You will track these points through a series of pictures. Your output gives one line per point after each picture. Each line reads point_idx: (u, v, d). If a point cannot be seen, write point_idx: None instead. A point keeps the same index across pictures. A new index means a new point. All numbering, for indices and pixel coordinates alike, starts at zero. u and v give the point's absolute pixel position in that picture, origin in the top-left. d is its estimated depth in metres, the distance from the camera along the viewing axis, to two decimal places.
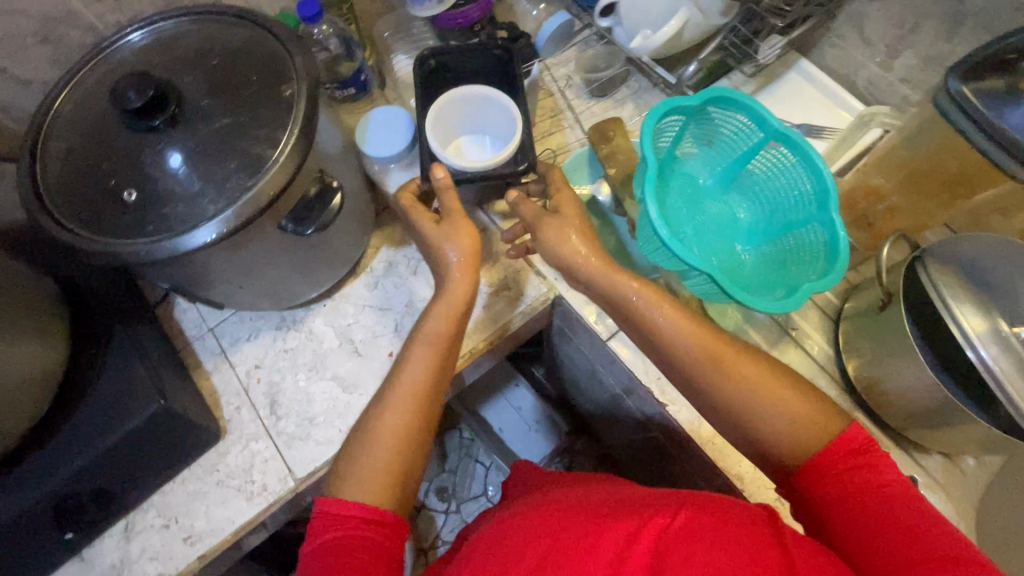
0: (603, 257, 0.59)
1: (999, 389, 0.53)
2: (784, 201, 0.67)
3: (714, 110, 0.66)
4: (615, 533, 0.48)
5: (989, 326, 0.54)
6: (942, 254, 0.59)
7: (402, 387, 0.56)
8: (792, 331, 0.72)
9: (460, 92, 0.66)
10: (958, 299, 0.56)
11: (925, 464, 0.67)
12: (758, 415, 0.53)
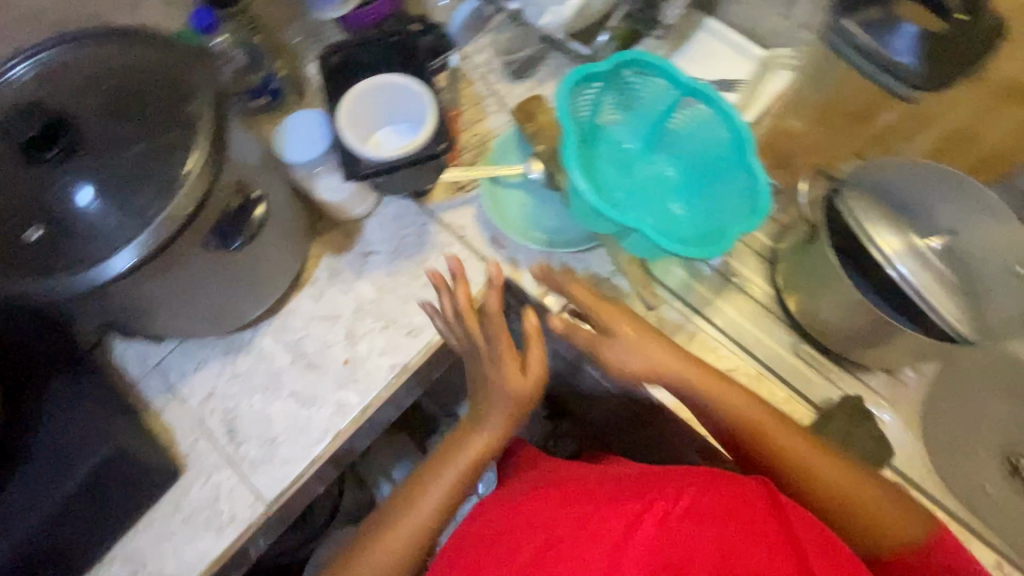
0: (669, 359, 0.63)
1: (919, 298, 0.60)
2: (706, 154, 0.69)
3: (627, 75, 0.68)
4: (618, 519, 0.48)
5: (903, 244, 0.61)
6: (855, 183, 0.65)
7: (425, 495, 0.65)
8: (734, 278, 0.75)
9: (367, 84, 0.65)
10: (873, 222, 0.61)
11: (872, 383, 0.71)
12: (823, 489, 0.58)
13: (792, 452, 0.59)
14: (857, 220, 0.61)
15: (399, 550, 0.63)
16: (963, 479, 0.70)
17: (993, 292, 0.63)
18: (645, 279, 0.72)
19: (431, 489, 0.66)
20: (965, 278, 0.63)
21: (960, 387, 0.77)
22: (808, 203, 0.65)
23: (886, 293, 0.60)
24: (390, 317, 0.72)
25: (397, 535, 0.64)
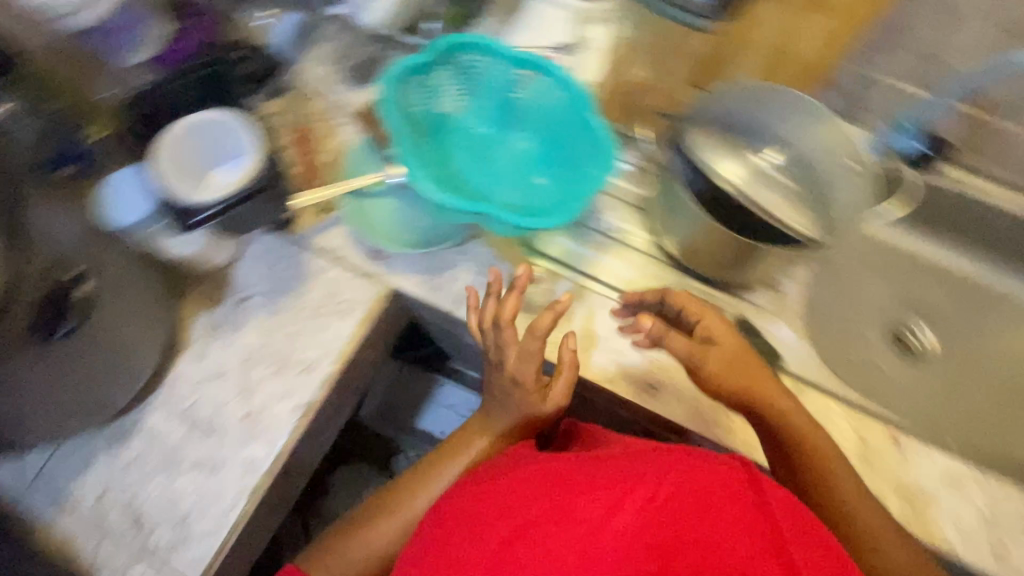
0: (739, 363, 0.63)
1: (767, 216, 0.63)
2: (552, 118, 0.70)
3: (454, 59, 0.67)
4: (595, 501, 0.47)
5: (740, 173, 0.65)
6: (693, 121, 0.69)
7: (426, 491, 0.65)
8: (614, 233, 0.77)
9: (163, 151, 0.58)
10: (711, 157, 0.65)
11: (758, 300, 0.75)
12: (831, 491, 0.60)
13: (824, 467, 0.60)
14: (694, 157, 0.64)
15: (369, 550, 0.63)
16: (844, 368, 0.77)
17: (836, 190, 0.68)
18: (527, 256, 0.74)
19: (418, 497, 0.65)
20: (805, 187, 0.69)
21: (830, 282, 0.84)
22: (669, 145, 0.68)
23: (738, 220, 0.64)
24: (280, 359, 0.69)
25: (374, 533, 0.64)
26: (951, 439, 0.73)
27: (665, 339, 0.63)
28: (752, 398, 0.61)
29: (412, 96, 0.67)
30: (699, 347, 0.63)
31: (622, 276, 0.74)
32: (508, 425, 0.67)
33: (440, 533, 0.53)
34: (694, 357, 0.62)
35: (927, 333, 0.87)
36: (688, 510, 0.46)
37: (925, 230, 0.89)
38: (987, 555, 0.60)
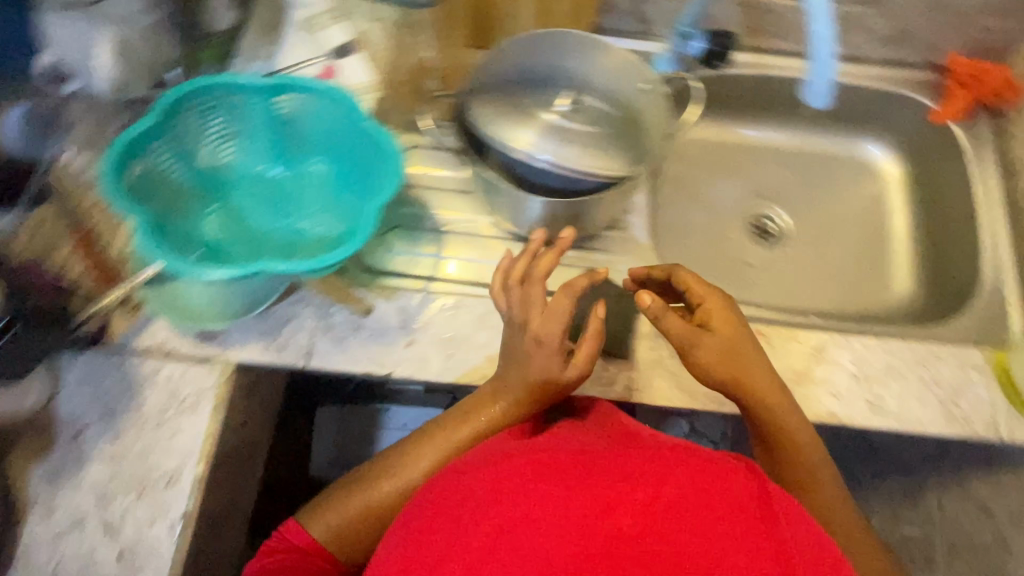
0: (736, 351, 0.60)
1: (572, 171, 0.61)
2: (330, 131, 0.64)
3: (189, 111, 0.59)
4: (594, 496, 0.43)
5: (533, 136, 0.61)
6: (477, 88, 0.65)
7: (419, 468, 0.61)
8: (447, 228, 0.75)
9: None
10: (496, 125, 0.62)
11: (606, 244, 0.76)
12: (807, 473, 0.60)
13: (802, 450, 0.60)
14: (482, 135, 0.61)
15: (374, 506, 0.60)
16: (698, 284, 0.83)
17: (639, 115, 0.68)
18: (367, 280, 0.70)
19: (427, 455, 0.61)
20: (605, 122, 0.66)
21: (669, 203, 0.88)
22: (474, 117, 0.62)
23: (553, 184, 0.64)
24: (140, 480, 0.63)
25: (379, 491, 0.60)
26: (805, 316, 0.77)
27: (663, 320, 0.59)
28: (752, 374, 0.59)
29: (161, 168, 0.59)
30: (697, 333, 0.59)
31: (467, 266, 0.73)
32: (518, 390, 0.60)
33: (432, 505, 0.50)
34: (696, 339, 0.59)
35: (782, 215, 0.88)
36: (684, 507, 0.42)
37: (749, 119, 0.90)
38: (865, 412, 0.63)
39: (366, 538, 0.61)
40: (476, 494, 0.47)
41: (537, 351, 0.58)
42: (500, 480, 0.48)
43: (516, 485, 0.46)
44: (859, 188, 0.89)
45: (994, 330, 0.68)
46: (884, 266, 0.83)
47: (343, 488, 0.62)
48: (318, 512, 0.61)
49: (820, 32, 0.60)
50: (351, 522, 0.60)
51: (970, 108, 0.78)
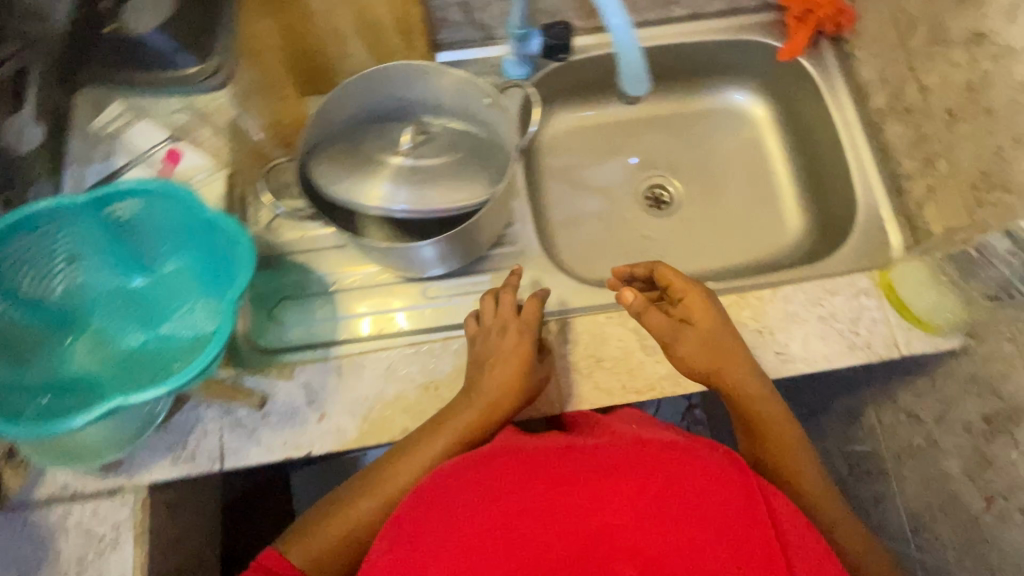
0: (720, 337, 0.62)
1: (434, 211, 0.60)
2: (179, 228, 0.61)
3: (12, 252, 0.54)
4: (601, 495, 0.46)
5: (381, 187, 0.59)
6: (317, 146, 0.63)
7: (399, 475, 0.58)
8: (334, 286, 0.72)
9: None
10: (340, 183, 0.59)
11: (500, 259, 0.74)
12: (787, 456, 0.62)
13: (780, 432, 0.62)
14: (330, 198, 0.59)
15: (351, 526, 0.58)
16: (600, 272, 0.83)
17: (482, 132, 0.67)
18: (265, 364, 0.68)
19: (409, 465, 0.59)
20: (451, 144, 0.65)
21: (556, 199, 0.87)
22: (315, 177, 0.60)
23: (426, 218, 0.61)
24: None
25: (357, 510, 0.58)
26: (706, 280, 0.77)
27: (645, 317, 0.62)
28: (731, 364, 0.61)
29: None
30: (677, 327, 0.62)
31: (363, 322, 0.70)
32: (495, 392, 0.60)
33: (438, 497, 0.49)
34: (675, 335, 0.61)
35: (671, 181, 0.89)
36: (682, 518, 0.45)
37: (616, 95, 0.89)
38: (775, 362, 0.65)
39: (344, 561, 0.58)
40: (475, 493, 0.48)
41: (507, 342, 0.63)
42: (502, 482, 0.48)
43: (520, 488, 0.47)
44: (735, 137, 0.89)
45: (877, 249, 0.71)
46: (774, 207, 0.85)
47: (331, 504, 0.60)
48: (304, 533, 0.58)
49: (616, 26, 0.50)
50: (331, 546, 0.57)
51: (814, 38, 0.79)
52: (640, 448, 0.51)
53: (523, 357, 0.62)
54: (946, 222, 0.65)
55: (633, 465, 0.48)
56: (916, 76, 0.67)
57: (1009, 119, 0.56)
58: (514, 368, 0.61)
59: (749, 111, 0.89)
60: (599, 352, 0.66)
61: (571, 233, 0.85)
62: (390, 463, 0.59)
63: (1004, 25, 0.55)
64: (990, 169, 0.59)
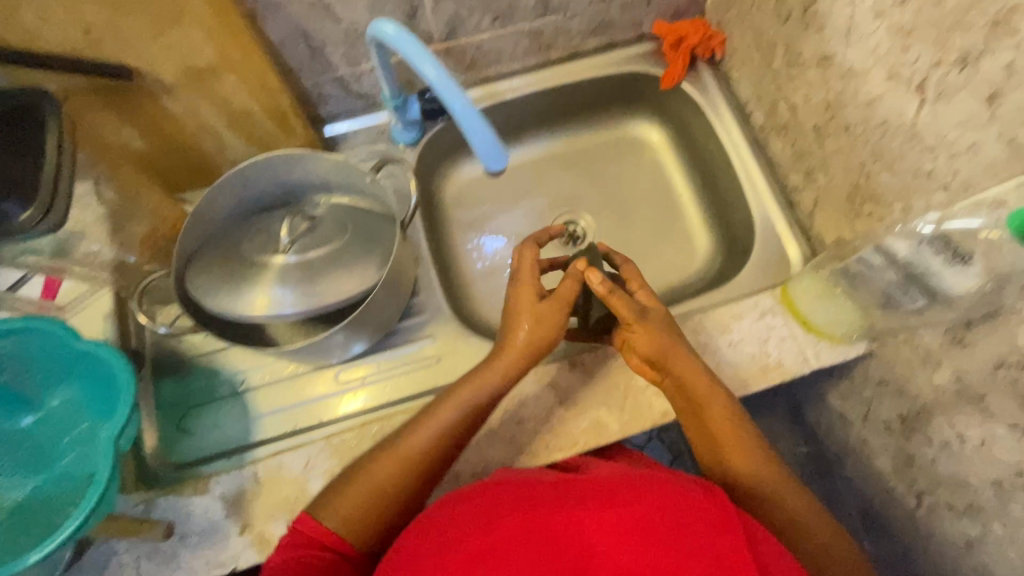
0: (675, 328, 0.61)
1: (324, 305, 0.59)
2: (51, 359, 0.58)
3: None
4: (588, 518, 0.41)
5: (265, 292, 0.58)
6: (199, 255, 0.60)
7: (441, 412, 0.58)
8: (242, 386, 0.70)
9: None
10: (221, 295, 0.57)
11: (412, 327, 0.72)
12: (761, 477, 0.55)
13: (752, 460, 0.56)
14: (211, 311, 0.57)
15: (381, 490, 0.55)
16: None
17: (367, 211, 0.66)
18: (178, 481, 0.65)
19: (429, 420, 0.58)
20: (335, 229, 0.63)
21: (471, 251, 0.86)
22: (193, 290, 0.58)
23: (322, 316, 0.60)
24: None
25: (382, 468, 0.56)
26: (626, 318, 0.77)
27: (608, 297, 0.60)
28: (686, 350, 0.59)
29: None
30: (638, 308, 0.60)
31: (277, 419, 0.68)
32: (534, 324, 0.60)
33: (450, 518, 0.46)
34: (640, 314, 0.60)
35: (581, 216, 0.89)
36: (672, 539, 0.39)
37: (516, 139, 0.89)
38: None
39: (374, 523, 0.55)
40: (473, 516, 0.45)
41: (523, 295, 0.62)
42: (503, 507, 0.45)
43: (514, 511, 0.44)
44: (637, 164, 0.90)
45: (779, 264, 0.72)
46: (683, 229, 0.86)
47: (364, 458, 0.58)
48: (331, 497, 0.55)
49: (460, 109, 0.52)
50: (356, 505, 0.54)
51: (691, 64, 0.81)
52: (631, 480, 0.46)
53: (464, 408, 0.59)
54: (833, 232, 0.66)
55: (621, 491, 0.43)
56: (784, 95, 0.68)
57: (866, 135, 0.57)
58: (540, 316, 0.60)
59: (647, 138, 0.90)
60: (520, 414, 0.65)
61: (488, 283, 0.84)
62: (442, 400, 0.59)
63: (843, 48, 0.56)
64: (860, 182, 0.60)
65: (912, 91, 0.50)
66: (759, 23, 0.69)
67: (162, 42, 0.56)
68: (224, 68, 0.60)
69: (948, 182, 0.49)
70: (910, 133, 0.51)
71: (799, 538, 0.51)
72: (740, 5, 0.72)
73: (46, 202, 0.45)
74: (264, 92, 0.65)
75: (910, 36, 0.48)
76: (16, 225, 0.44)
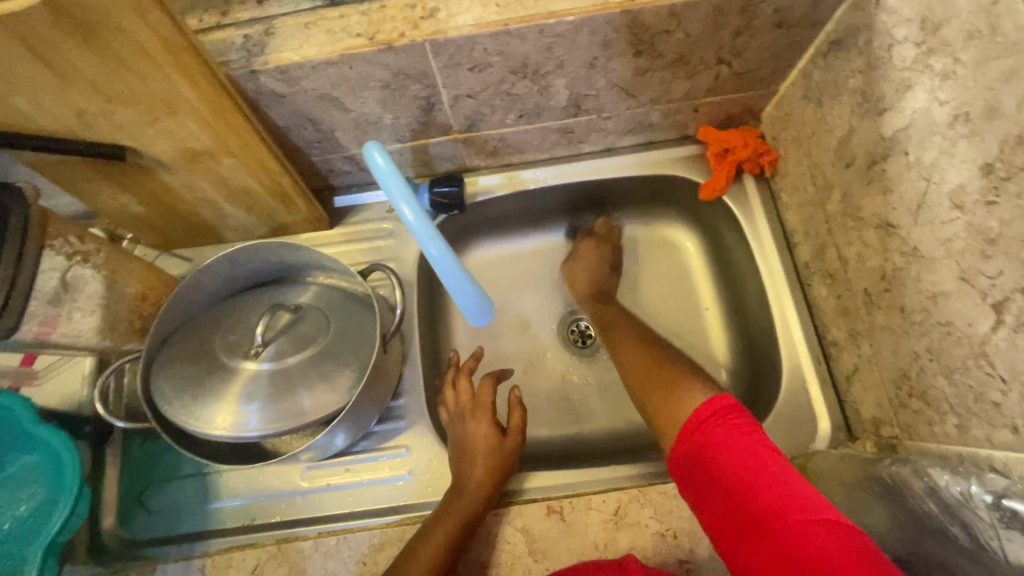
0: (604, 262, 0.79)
1: (293, 423, 0.55)
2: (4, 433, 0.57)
3: None
4: None
5: (232, 406, 0.54)
6: (171, 354, 0.57)
7: (425, 550, 0.55)
8: (208, 467, 0.67)
9: None
10: (187, 403, 0.54)
11: (392, 432, 0.68)
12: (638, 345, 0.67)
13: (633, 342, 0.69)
14: (175, 421, 0.53)
15: None
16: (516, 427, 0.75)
17: (350, 312, 0.62)
18: (122, 565, 0.62)
19: (413, 563, 0.54)
20: (313, 329, 0.59)
21: (471, 339, 0.81)
22: (159, 395, 0.55)
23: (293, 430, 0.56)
24: None
25: None
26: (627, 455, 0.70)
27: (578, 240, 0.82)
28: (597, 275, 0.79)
29: None
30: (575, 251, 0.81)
31: (237, 510, 0.65)
32: (491, 452, 0.62)
33: None
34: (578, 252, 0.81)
35: None
36: None
37: (535, 225, 0.83)
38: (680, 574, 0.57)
39: None
40: None
41: (480, 425, 0.64)
42: None
43: None
44: (665, 267, 0.82)
45: (803, 427, 0.62)
46: (703, 352, 0.78)
47: None
48: None
49: (438, 257, 0.47)
50: None
51: (735, 176, 0.72)
52: None
53: (442, 551, 0.55)
54: (872, 410, 0.57)
55: None
56: (835, 242, 0.60)
57: (923, 327, 0.48)
58: (495, 448, 0.62)
59: (660, 256, 0.82)
60: (482, 558, 0.59)
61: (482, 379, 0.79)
62: (426, 533, 0.56)
63: (909, 223, 0.48)
64: (910, 373, 0.51)
65: (988, 306, 0.41)
66: (816, 156, 0.60)
67: (160, 128, 0.53)
68: (222, 152, 0.58)
69: (1018, 424, 0.40)
70: (978, 350, 0.42)
71: (637, 382, 0.61)
72: (796, 129, 0.64)
73: None
74: (266, 173, 0.62)
75: (994, 244, 0.40)
76: None
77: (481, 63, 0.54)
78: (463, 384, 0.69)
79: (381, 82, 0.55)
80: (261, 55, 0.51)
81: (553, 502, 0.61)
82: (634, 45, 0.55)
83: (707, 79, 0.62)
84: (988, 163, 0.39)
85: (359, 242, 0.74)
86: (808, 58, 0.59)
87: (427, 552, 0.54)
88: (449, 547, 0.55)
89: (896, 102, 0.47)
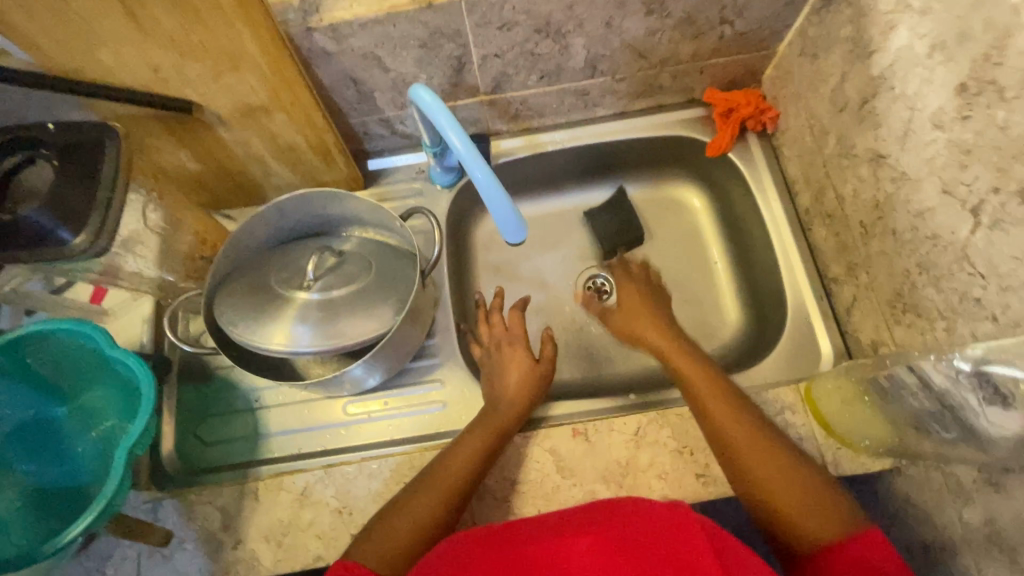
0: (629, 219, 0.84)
1: (343, 342, 0.60)
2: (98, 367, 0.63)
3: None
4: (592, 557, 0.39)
5: (287, 325, 0.59)
6: (230, 285, 0.63)
7: (463, 452, 0.60)
8: (257, 404, 0.73)
9: None
10: (247, 322, 0.60)
11: (427, 369, 0.73)
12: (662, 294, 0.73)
13: (710, 383, 0.62)
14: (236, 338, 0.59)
15: (416, 527, 0.54)
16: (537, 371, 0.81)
17: (390, 256, 0.68)
18: (180, 489, 0.67)
19: (453, 463, 0.59)
20: (358, 268, 0.64)
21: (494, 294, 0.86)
22: (221, 317, 0.61)
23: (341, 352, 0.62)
24: None
25: (422, 504, 0.56)
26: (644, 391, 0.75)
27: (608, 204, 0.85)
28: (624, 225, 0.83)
29: None
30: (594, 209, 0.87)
31: (285, 441, 0.71)
32: (522, 377, 0.67)
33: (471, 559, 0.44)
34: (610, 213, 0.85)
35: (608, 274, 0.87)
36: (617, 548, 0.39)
37: (554, 188, 0.89)
38: (695, 486, 0.62)
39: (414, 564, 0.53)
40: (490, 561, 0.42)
41: (508, 359, 0.69)
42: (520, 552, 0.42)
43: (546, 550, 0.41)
44: (674, 225, 0.88)
45: (807, 356, 0.67)
46: (712, 301, 0.83)
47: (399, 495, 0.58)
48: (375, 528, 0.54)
49: (483, 178, 0.52)
50: (396, 542, 0.53)
51: (739, 134, 0.78)
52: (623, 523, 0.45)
53: (478, 455, 0.60)
54: (870, 334, 0.62)
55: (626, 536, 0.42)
56: (832, 184, 0.65)
57: (913, 244, 0.53)
58: (527, 374, 0.67)
59: (671, 215, 0.88)
60: (513, 475, 0.64)
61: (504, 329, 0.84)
62: (462, 438, 0.62)
63: (898, 151, 0.53)
64: (903, 291, 0.56)
65: (967, 211, 0.46)
66: (813, 107, 0.66)
67: (222, 83, 0.60)
68: (275, 108, 0.64)
69: (996, 313, 0.45)
70: (960, 254, 0.48)
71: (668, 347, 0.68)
72: (794, 85, 0.69)
73: (95, 227, 0.49)
74: (312, 131, 0.69)
75: (970, 155, 0.45)
76: (68, 248, 0.49)
77: (509, 22, 0.61)
78: (490, 325, 0.74)
79: (419, 41, 0.61)
80: (315, 15, 0.58)
81: (577, 425, 0.66)
82: (646, 3, 0.61)
83: (712, 39, 0.68)
84: (963, 84, 0.45)
85: (392, 201, 0.80)
86: (804, 17, 0.65)
87: (464, 453, 0.60)
88: (485, 453, 0.60)
89: (883, 44, 0.53)
